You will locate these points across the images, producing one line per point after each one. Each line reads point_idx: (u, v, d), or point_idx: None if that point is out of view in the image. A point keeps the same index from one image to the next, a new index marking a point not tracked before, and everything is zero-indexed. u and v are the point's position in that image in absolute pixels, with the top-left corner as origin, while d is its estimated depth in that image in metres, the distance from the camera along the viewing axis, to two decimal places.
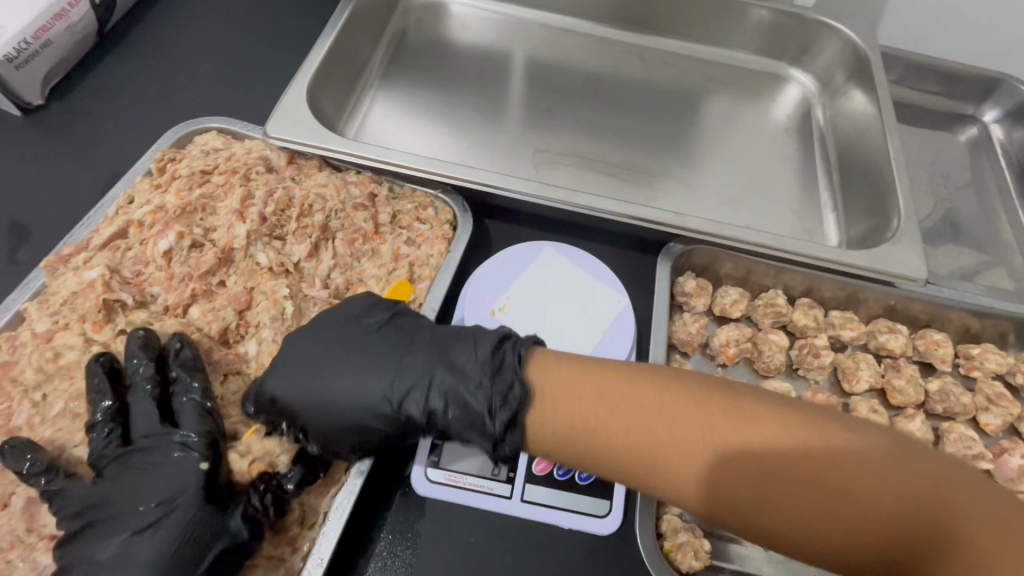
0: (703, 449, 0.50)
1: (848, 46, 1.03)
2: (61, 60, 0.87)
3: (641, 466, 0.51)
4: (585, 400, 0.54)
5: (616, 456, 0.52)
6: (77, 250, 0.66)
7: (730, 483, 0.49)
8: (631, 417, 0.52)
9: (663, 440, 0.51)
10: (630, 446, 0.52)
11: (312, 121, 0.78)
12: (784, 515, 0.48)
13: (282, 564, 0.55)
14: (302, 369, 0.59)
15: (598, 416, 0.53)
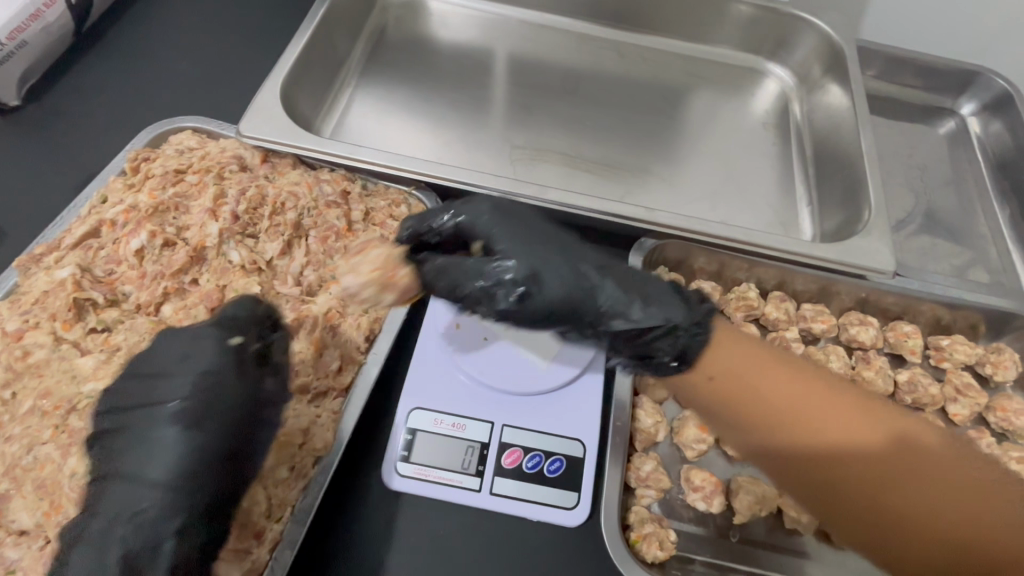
0: (805, 427, 0.48)
1: (824, 40, 1.04)
2: (37, 61, 0.87)
3: (731, 422, 0.52)
4: (719, 363, 0.52)
5: (708, 409, 0.53)
6: (49, 250, 0.67)
7: (807, 464, 0.49)
8: (752, 383, 0.51)
9: (765, 411, 0.50)
10: (730, 405, 0.51)
11: (285, 120, 0.79)
12: (840, 506, 0.48)
13: (248, 558, 0.54)
14: (540, 237, 0.58)
15: (720, 374, 0.52)
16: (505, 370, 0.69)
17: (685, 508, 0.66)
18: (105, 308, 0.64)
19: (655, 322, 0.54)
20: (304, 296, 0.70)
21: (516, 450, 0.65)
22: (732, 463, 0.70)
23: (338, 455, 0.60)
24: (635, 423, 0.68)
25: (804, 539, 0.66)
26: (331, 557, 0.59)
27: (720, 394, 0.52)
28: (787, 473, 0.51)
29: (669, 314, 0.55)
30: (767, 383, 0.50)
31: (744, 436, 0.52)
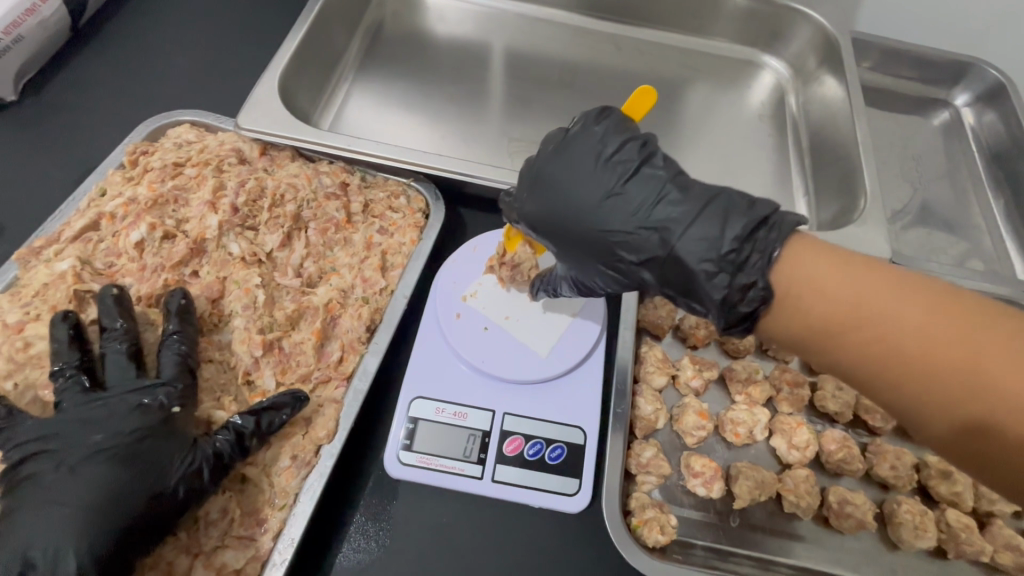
0: (910, 326, 0.43)
1: (819, 32, 1.04)
2: (34, 55, 0.87)
3: (828, 336, 0.45)
4: (810, 267, 0.47)
5: (799, 324, 0.47)
6: (48, 243, 0.66)
7: (910, 369, 0.43)
8: (848, 284, 0.45)
9: (865, 312, 0.44)
10: (825, 311, 0.45)
11: (283, 113, 0.78)
12: (955, 413, 0.42)
13: (252, 545, 0.54)
14: (579, 182, 0.55)
15: (810, 278, 0.46)
16: (506, 360, 0.69)
17: (685, 494, 0.67)
18: None
19: (696, 256, 0.49)
20: (305, 287, 0.70)
21: (518, 439, 0.65)
22: (731, 449, 0.70)
23: (340, 441, 0.59)
24: (635, 410, 0.69)
25: (803, 523, 0.67)
26: (331, 546, 0.59)
27: (814, 300, 0.45)
28: (884, 386, 0.45)
29: (711, 245, 0.48)
30: (867, 283, 0.45)
31: (844, 352, 0.45)
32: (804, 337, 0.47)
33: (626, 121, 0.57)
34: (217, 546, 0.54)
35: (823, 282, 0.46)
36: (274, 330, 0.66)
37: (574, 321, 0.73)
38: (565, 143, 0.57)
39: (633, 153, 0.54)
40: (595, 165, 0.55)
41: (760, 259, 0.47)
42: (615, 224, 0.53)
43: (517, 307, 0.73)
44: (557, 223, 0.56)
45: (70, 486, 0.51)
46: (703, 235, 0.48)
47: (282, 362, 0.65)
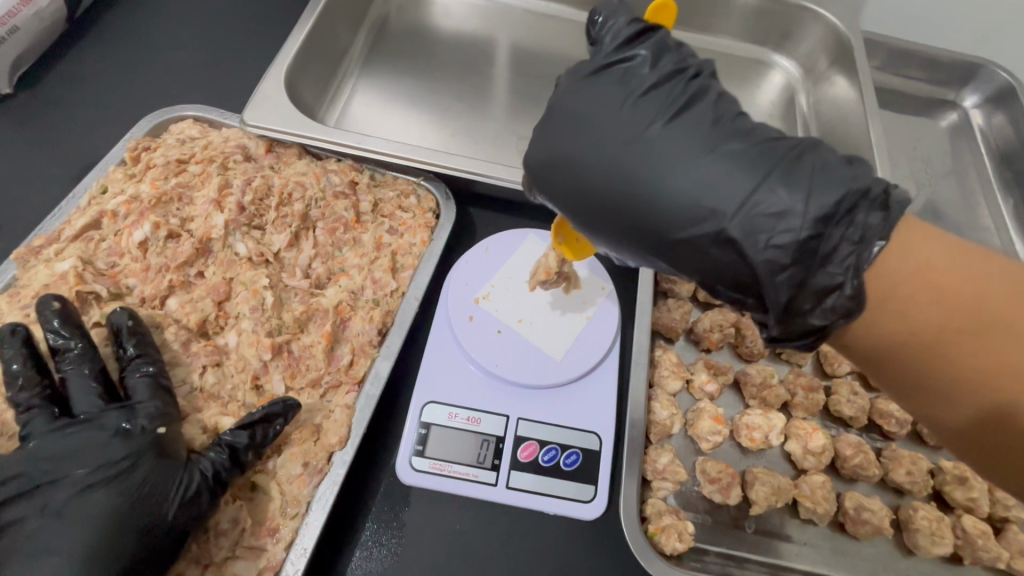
0: (990, 334, 0.42)
1: (830, 31, 1.03)
2: (30, 47, 0.84)
3: (912, 338, 0.44)
4: (910, 264, 0.44)
5: (880, 326, 0.45)
6: (48, 242, 0.64)
7: (979, 376, 0.42)
8: (961, 283, 0.43)
9: (956, 316, 0.43)
10: (933, 310, 0.43)
11: (291, 109, 0.76)
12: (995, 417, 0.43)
13: (264, 556, 0.53)
14: (604, 128, 0.52)
15: (904, 277, 0.44)
16: (520, 363, 0.68)
17: (701, 500, 0.66)
18: (109, 302, 0.62)
19: (753, 232, 0.46)
20: (313, 288, 0.68)
21: (532, 444, 0.64)
22: (745, 454, 0.70)
23: (353, 448, 0.58)
24: (650, 415, 0.68)
25: (819, 529, 0.66)
26: (344, 552, 0.58)
27: (926, 296, 0.43)
28: (943, 392, 0.44)
29: (779, 222, 0.45)
30: (957, 284, 0.43)
31: (920, 357, 0.44)
32: (884, 339, 0.45)
33: (680, 53, 0.55)
34: (228, 557, 0.53)
35: (920, 279, 0.44)
36: (283, 333, 0.64)
37: (587, 325, 0.72)
38: (606, 73, 0.55)
39: (679, 102, 0.52)
40: (633, 107, 0.52)
41: (851, 250, 0.44)
42: (656, 174, 0.50)
43: (531, 309, 0.72)
44: (581, 165, 0.53)
45: (69, 523, 0.49)
46: (779, 209, 0.45)
47: (292, 366, 0.63)
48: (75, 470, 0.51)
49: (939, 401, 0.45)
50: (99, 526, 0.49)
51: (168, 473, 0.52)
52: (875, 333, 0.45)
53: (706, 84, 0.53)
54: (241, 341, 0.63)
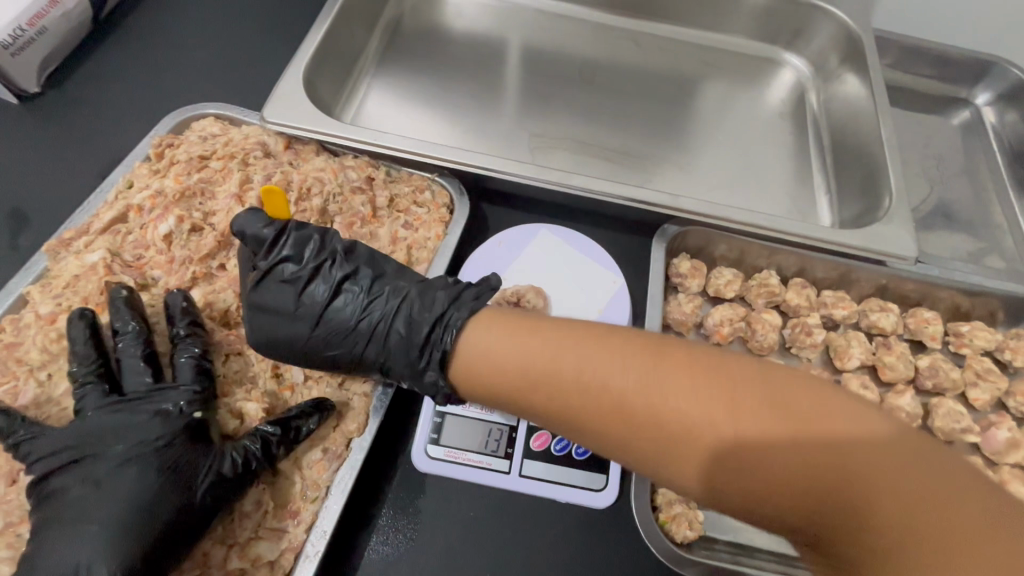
0: (751, 425, 0.46)
1: (842, 29, 1.04)
2: (57, 48, 0.87)
3: (540, 391, 0.53)
4: (625, 368, 0.50)
5: (561, 398, 0.52)
6: (77, 234, 0.67)
7: (765, 470, 0.45)
8: (544, 360, 0.53)
9: (656, 388, 0.49)
10: (550, 394, 0.52)
11: (310, 107, 0.78)
12: (743, 490, 0.45)
13: (286, 537, 0.54)
14: None
15: (547, 368, 0.52)
16: None
17: None
18: (136, 292, 0.64)
19: None
20: None
21: (545, 433, 0.65)
22: None
23: (370, 434, 0.59)
24: None
25: None
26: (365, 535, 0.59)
27: (536, 387, 0.52)
28: (824, 503, 0.43)
29: None
30: (682, 390, 0.48)
31: (672, 443, 0.48)
32: (539, 396, 0.53)
33: None
34: (251, 537, 0.54)
35: (586, 369, 0.51)
36: None
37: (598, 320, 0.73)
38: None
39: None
40: None
41: None
42: (299, 304, 0.62)
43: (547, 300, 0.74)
44: None
45: (103, 498, 0.52)
46: None
47: None
48: (112, 446, 0.54)
49: (669, 463, 0.48)
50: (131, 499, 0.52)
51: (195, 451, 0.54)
52: (570, 412, 0.52)
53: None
54: None
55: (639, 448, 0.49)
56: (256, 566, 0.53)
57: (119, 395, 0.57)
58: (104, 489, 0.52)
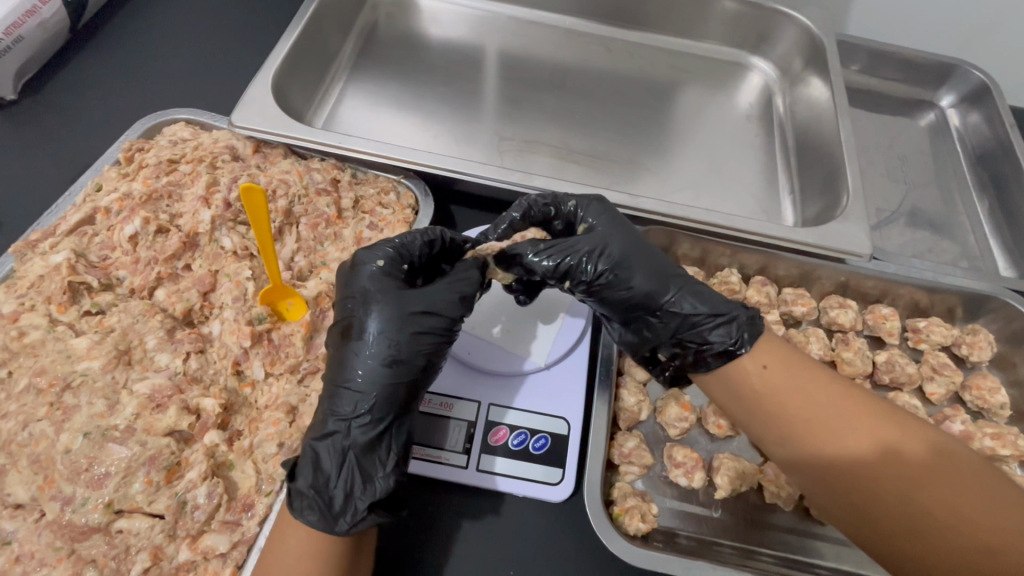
0: (849, 444, 0.57)
1: (805, 33, 1.06)
2: (33, 56, 0.89)
3: (755, 394, 0.62)
4: (775, 378, 0.61)
5: (761, 414, 0.61)
6: (44, 236, 0.68)
7: (841, 472, 0.56)
8: (796, 372, 0.62)
9: (816, 396, 0.60)
10: (796, 389, 0.60)
11: (276, 111, 0.80)
12: (820, 473, 0.57)
13: (237, 529, 0.55)
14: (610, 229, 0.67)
15: (777, 391, 0.61)
16: (491, 354, 0.71)
17: (668, 485, 0.68)
18: (100, 292, 0.65)
19: (720, 326, 0.64)
20: (295, 281, 0.71)
21: (503, 429, 0.66)
22: (714, 441, 0.72)
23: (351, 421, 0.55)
24: (619, 403, 0.70)
25: (784, 514, 0.68)
26: (362, 467, 0.55)
27: (772, 379, 0.61)
28: (880, 506, 0.54)
29: (727, 326, 0.64)
30: (844, 412, 0.58)
31: (777, 434, 0.60)
32: (760, 400, 0.61)
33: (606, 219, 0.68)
34: (202, 531, 0.54)
35: (783, 392, 0.60)
36: (264, 321, 0.66)
37: (562, 326, 0.74)
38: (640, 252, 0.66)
39: (632, 302, 0.65)
40: (617, 234, 0.66)
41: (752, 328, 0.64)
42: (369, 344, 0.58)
43: (504, 322, 0.74)
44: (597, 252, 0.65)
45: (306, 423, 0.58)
46: (722, 320, 0.64)
47: (272, 354, 0.65)
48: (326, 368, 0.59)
49: (785, 444, 0.60)
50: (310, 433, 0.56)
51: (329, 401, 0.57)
52: (758, 423, 0.61)
53: (688, 307, 0.64)
54: (224, 329, 0.65)
55: (773, 426, 0.60)
56: (207, 558, 0.53)
57: (338, 322, 0.61)
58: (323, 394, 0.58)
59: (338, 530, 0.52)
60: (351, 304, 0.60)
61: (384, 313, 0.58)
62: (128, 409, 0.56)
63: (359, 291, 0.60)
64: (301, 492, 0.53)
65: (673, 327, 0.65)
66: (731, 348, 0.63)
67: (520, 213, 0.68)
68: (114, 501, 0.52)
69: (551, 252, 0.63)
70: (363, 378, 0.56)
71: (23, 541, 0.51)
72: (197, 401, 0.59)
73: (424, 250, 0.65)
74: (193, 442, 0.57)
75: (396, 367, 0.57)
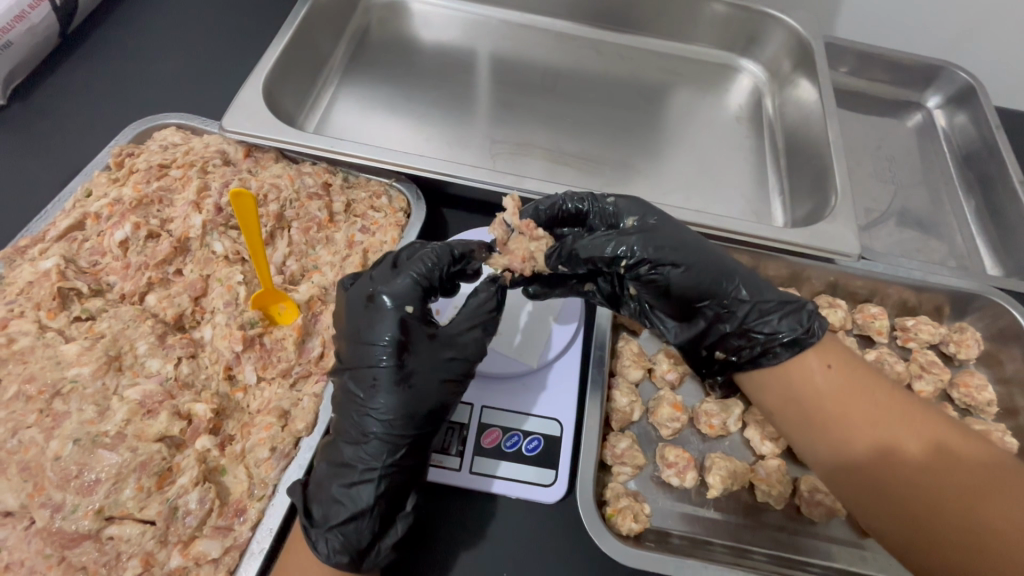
0: (891, 450, 0.57)
1: (793, 36, 1.07)
2: (22, 61, 0.88)
3: (806, 401, 0.62)
4: (834, 381, 0.61)
5: (813, 419, 0.61)
6: (33, 242, 0.68)
7: (882, 479, 0.57)
8: (848, 378, 0.61)
9: (865, 402, 0.60)
10: (848, 395, 0.60)
11: (268, 115, 0.80)
12: (861, 481, 0.58)
13: (229, 535, 0.55)
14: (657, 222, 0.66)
15: (830, 396, 0.60)
16: (483, 357, 0.71)
17: (661, 485, 0.69)
18: (90, 298, 0.64)
19: (785, 315, 0.63)
20: (286, 285, 0.71)
21: (495, 431, 0.67)
22: (705, 441, 0.73)
23: (374, 471, 0.55)
24: (611, 403, 0.71)
25: (774, 513, 0.68)
26: (389, 512, 0.56)
27: (827, 384, 0.61)
28: (917, 513, 0.54)
29: (790, 317, 0.63)
30: (868, 407, 0.59)
31: (823, 441, 0.60)
32: (810, 406, 0.61)
33: (648, 212, 0.67)
34: (194, 536, 0.54)
35: (835, 395, 0.60)
36: (255, 326, 0.65)
37: (555, 326, 0.75)
38: (693, 244, 0.64)
39: (699, 292, 0.63)
40: (663, 228, 0.65)
41: (814, 318, 0.63)
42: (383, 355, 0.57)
43: (496, 324, 0.74)
44: (651, 245, 0.63)
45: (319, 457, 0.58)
46: (788, 310, 0.63)
47: (263, 358, 0.65)
48: (346, 402, 0.58)
49: (831, 451, 0.60)
50: (329, 475, 0.56)
51: (348, 445, 0.57)
52: (809, 430, 0.61)
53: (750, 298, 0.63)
54: (215, 334, 0.65)
55: (821, 434, 0.60)
56: (198, 564, 0.53)
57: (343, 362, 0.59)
58: (346, 436, 0.57)
59: (364, 567, 0.54)
60: (361, 325, 0.59)
61: (406, 359, 0.58)
62: (118, 415, 0.56)
63: (377, 330, 0.58)
64: (327, 535, 0.53)
65: (742, 314, 0.64)
66: (802, 338, 0.62)
67: (549, 205, 0.68)
68: (104, 507, 0.52)
69: (604, 246, 0.63)
70: (385, 427, 0.56)
71: (12, 549, 0.51)
72: (188, 407, 0.59)
73: (444, 271, 0.62)
74: (184, 447, 0.57)
75: (412, 417, 0.57)
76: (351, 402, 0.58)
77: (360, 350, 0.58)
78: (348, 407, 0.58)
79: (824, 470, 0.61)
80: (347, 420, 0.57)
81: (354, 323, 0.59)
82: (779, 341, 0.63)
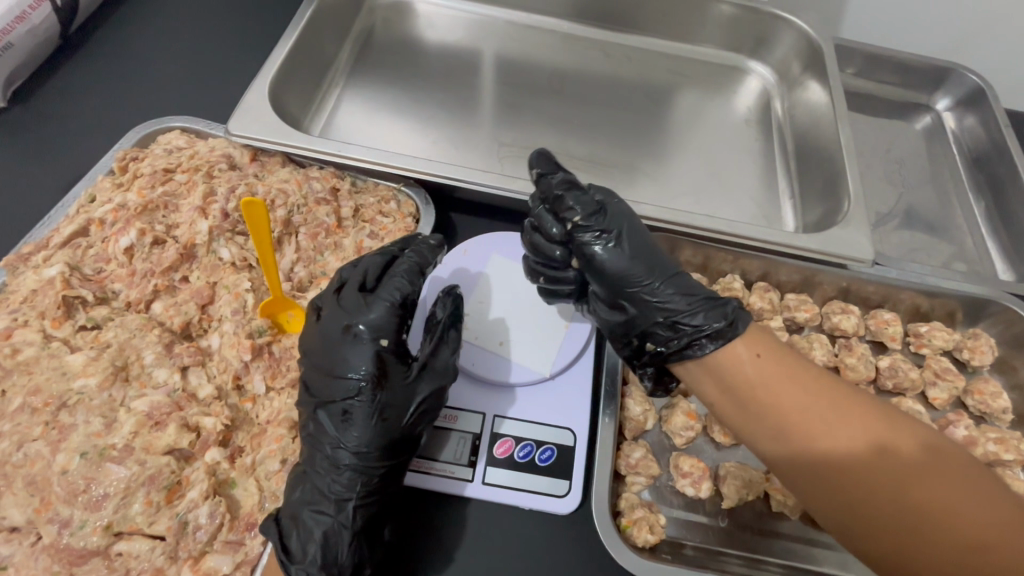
0: (862, 459, 0.52)
1: (803, 38, 1.07)
2: (23, 63, 0.87)
3: (760, 408, 0.56)
4: (790, 387, 0.55)
5: (769, 427, 0.55)
6: (36, 249, 0.67)
7: (856, 492, 0.52)
8: (804, 383, 0.56)
9: (831, 408, 0.54)
10: (803, 401, 0.55)
11: (275, 118, 0.79)
12: (832, 493, 0.52)
13: (240, 549, 0.54)
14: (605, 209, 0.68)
15: (781, 403, 0.55)
16: (497, 368, 0.70)
17: (675, 495, 0.68)
18: (95, 306, 0.63)
19: (696, 308, 0.62)
20: (294, 292, 0.70)
21: (508, 440, 0.66)
22: (719, 449, 0.72)
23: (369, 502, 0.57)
24: (624, 412, 0.70)
25: (790, 522, 0.67)
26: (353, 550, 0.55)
27: (778, 389, 0.56)
28: (897, 526, 0.50)
29: (701, 315, 0.62)
30: (832, 416, 0.54)
31: (784, 451, 0.55)
32: (768, 414, 0.55)
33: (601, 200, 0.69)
34: (205, 551, 0.53)
35: (791, 402, 0.55)
36: (264, 334, 0.65)
37: (567, 335, 0.73)
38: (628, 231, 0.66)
39: (621, 279, 0.65)
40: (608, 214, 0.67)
41: (723, 315, 0.61)
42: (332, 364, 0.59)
43: (509, 334, 0.72)
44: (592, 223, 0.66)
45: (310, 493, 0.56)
46: (698, 309, 0.62)
47: (272, 367, 0.64)
48: (335, 438, 0.57)
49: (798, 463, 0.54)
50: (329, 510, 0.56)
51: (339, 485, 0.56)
52: (767, 438, 0.56)
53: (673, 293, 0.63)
54: (223, 342, 0.64)
55: (784, 443, 0.55)
56: None
57: (332, 400, 0.58)
58: (327, 466, 0.57)
59: None
60: (325, 359, 0.59)
61: (379, 391, 0.58)
62: (126, 427, 0.55)
63: (349, 361, 0.58)
64: (305, 568, 0.52)
65: (667, 307, 0.63)
66: (725, 332, 0.60)
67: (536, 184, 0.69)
68: (113, 523, 0.51)
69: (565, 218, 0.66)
70: (360, 454, 0.57)
71: (19, 565, 0.50)
72: (199, 418, 0.58)
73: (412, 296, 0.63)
74: (193, 460, 0.56)
75: (379, 423, 0.57)
76: (340, 435, 0.57)
77: (327, 380, 0.58)
78: (333, 422, 0.58)
79: (788, 480, 0.55)
80: (321, 451, 0.57)
81: (324, 346, 0.60)
82: (693, 331, 0.61)
